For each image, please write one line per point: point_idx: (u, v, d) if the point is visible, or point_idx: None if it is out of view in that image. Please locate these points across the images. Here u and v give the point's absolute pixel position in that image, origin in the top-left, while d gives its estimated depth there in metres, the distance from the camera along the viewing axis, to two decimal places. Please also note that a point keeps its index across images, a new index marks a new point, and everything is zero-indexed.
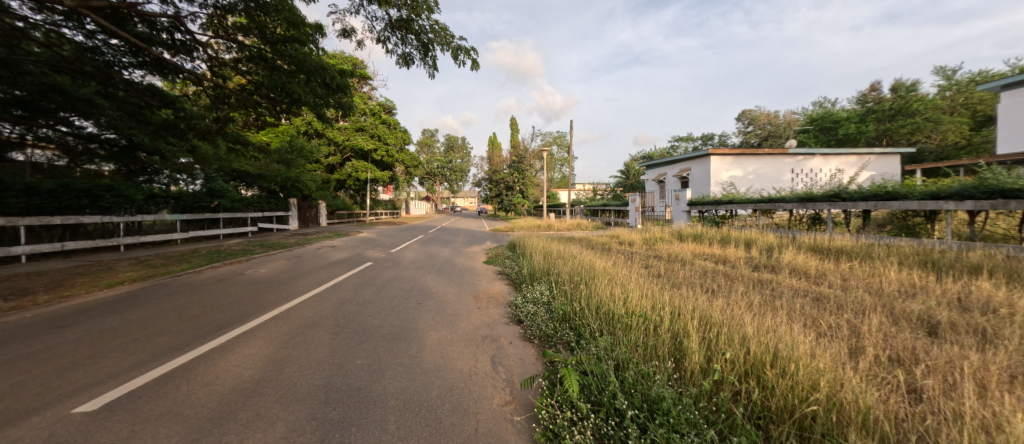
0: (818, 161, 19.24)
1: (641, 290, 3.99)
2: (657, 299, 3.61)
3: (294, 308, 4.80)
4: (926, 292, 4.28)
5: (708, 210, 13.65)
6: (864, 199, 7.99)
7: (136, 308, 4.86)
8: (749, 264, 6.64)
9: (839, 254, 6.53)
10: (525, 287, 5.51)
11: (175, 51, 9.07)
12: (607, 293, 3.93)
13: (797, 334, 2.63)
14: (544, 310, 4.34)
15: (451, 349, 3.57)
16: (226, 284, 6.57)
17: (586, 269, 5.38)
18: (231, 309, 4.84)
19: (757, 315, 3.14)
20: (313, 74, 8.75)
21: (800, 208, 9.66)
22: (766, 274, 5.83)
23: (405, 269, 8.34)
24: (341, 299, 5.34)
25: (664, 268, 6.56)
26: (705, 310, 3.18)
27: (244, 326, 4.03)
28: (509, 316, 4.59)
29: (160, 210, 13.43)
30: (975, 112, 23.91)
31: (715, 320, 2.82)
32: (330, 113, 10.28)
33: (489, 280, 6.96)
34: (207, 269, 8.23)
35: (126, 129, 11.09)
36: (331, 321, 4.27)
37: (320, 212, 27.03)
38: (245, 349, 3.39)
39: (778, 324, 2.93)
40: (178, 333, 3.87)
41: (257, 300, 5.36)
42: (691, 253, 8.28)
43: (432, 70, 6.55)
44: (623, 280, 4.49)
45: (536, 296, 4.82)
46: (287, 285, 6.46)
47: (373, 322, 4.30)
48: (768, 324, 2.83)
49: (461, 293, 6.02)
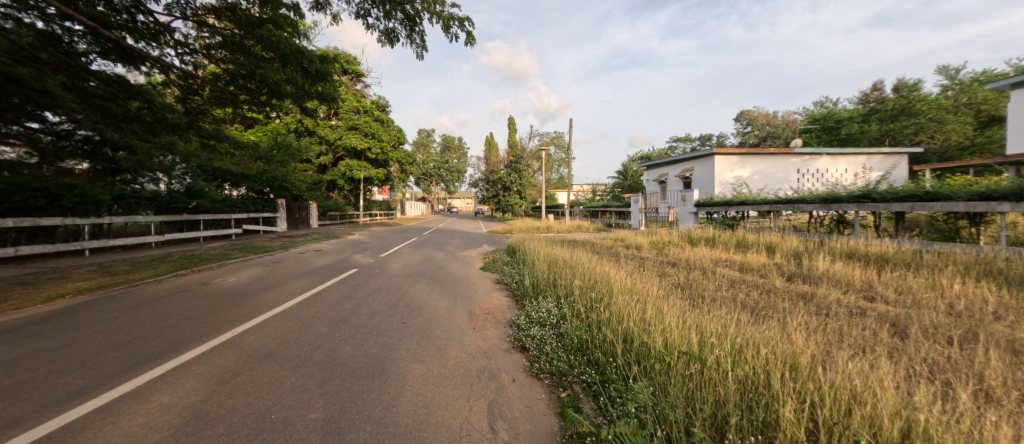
0: (825, 161, 18.55)
1: (676, 313, 3.19)
2: (701, 326, 2.82)
3: (251, 331, 3.96)
4: (1020, 314, 3.48)
5: (717, 211, 12.88)
6: (899, 200, 7.23)
7: (59, 329, 4.02)
8: (781, 273, 5.85)
9: (882, 262, 5.77)
10: (528, 303, 4.73)
11: (140, 37, 8.29)
12: (633, 317, 3.14)
13: (934, 396, 1.82)
14: (554, 335, 3.54)
15: (435, 394, 2.74)
16: (185, 296, 5.73)
17: (600, 281, 4.58)
18: (174, 332, 4.01)
19: (844, 355, 2.35)
20: (291, 61, 7.88)
21: (823, 209, 8.92)
22: (806, 287, 5.04)
23: (392, 277, 7.49)
24: (311, 317, 4.50)
25: (685, 278, 5.77)
26: (773, 346, 2.39)
27: (177, 360, 3.19)
28: (511, 342, 3.79)
29: (133, 211, 12.50)
30: (979, 112, 23.35)
31: (803, 367, 2.04)
32: (311, 105, 9.44)
33: (487, 291, 6.16)
34: (169, 278, 7.34)
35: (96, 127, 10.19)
36: (291, 350, 3.47)
37: (311, 213, 26.11)
38: (166, 396, 2.59)
39: (883, 370, 2.14)
40: (92, 369, 3.06)
41: (211, 318, 4.52)
42: (710, 259, 7.49)
43: (420, 50, 5.78)
44: (649, 298, 3.70)
45: (542, 316, 4.03)
46: (252, 298, 5.61)
47: (344, 351, 3.47)
48: (874, 374, 2.03)
49: (453, 308, 5.18)
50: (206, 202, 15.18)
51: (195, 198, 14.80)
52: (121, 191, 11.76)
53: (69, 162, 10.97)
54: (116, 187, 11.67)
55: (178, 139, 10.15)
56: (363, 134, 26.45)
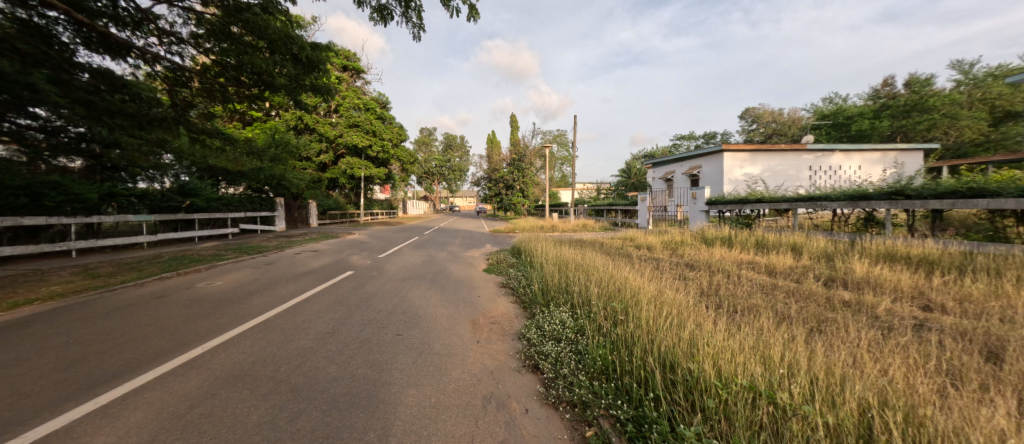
0: (838, 158, 17.98)
1: (719, 331, 2.69)
2: (761, 349, 2.29)
3: (224, 346, 3.46)
4: None
5: (730, 209, 12.29)
6: (938, 197, 6.64)
7: (7, 344, 3.55)
8: (815, 278, 5.30)
9: (928, 266, 5.22)
10: (540, 312, 4.23)
11: (124, 27, 7.86)
12: (670, 335, 2.64)
13: None
14: (572, 353, 3.04)
15: (433, 432, 2.22)
16: (164, 302, 5.25)
17: (620, 289, 4.07)
18: (138, 346, 3.53)
19: (965, 401, 1.81)
20: (279, 48, 7.35)
21: (849, 207, 8.33)
22: (850, 294, 4.48)
23: (389, 280, 6.99)
24: (294, 329, 3.99)
25: (711, 284, 5.23)
26: (868, 385, 1.85)
27: (129, 386, 2.70)
28: (521, 360, 3.28)
29: (124, 211, 12.06)
30: (994, 108, 22.45)
31: (933, 428, 1.50)
32: (305, 97, 8.97)
33: (491, 296, 5.68)
34: (152, 281, 6.85)
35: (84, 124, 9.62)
36: (267, 370, 2.98)
37: (311, 211, 25.66)
38: (98, 438, 2.09)
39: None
40: (23, 395, 2.57)
41: (183, 329, 4.03)
42: (731, 261, 6.95)
43: (418, 30, 5.23)
44: (683, 311, 3.20)
45: (556, 329, 3.52)
46: (236, 304, 5.12)
47: (327, 372, 2.97)
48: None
49: (454, 317, 4.66)
50: (200, 201, 14.61)
51: (188, 197, 14.22)
52: (110, 189, 11.30)
53: (60, 159, 10.34)
54: (104, 185, 11.18)
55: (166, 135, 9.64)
56: (364, 132, 25.95)
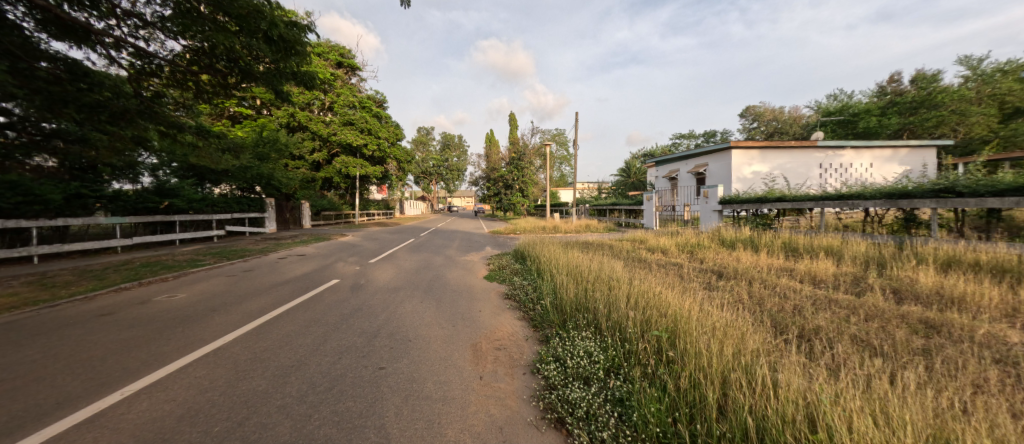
0: (849, 155, 17.29)
1: (825, 384, 1.91)
2: (928, 428, 1.48)
3: (148, 392, 2.64)
4: None
5: (745, 208, 11.54)
6: (997, 194, 5.85)
7: None
8: (875, 290, 4.51)
9: (1005, 275, 4.45)
10: (557, 338, 3.44)
11: (82, 7, 7.04)
12: (759, 394, 1.85)
13: None
14: (609, 404, 2.26)
15: None
16: (106, 321, 4.43)
17: (657, 310, 3.30)
18: (38, 390, 2.71)
19: None
20: (252, 27, 6.54)
21: (886, 205, 7.55)
22: (930, 313, 3.67)
23: (378, 290, 6.20)
24: (251, 362, 3.19)
25: (752, 298, 4.44)
26: None
27: None
28: (539, 408, 2.49)
29: (97, 213, 11.23)
30: (1004, 104, 21.35)
31: None
32: (288, 87, 8.15)
33: (494, 311, 4.88)
34: (106, 294, 6.01)
35: (58, 120, 8.35)
36: (190, 433, 2.16)
37: (303, 212, 24.82)
38: None
39: None
40: None
41: (110, 362, 3.22)
42: (763, 267, 6.15)
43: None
44: (754, 347, 2.43)
45: (584, 366, 2.72)
46: (191, 325, 4.30)
47: (275, 435, 2.16)
48: None
49: (450, 340, 3.86)
50: (180, 201, 13.66)
51: (166, 197, 13.30)
52: (76, 190, 10.44)
53: (35, 158, 9.48)
54: (70, 185, 10.30)
55: (135, 131, 8.76)
56: (359, 130, 25.07)
